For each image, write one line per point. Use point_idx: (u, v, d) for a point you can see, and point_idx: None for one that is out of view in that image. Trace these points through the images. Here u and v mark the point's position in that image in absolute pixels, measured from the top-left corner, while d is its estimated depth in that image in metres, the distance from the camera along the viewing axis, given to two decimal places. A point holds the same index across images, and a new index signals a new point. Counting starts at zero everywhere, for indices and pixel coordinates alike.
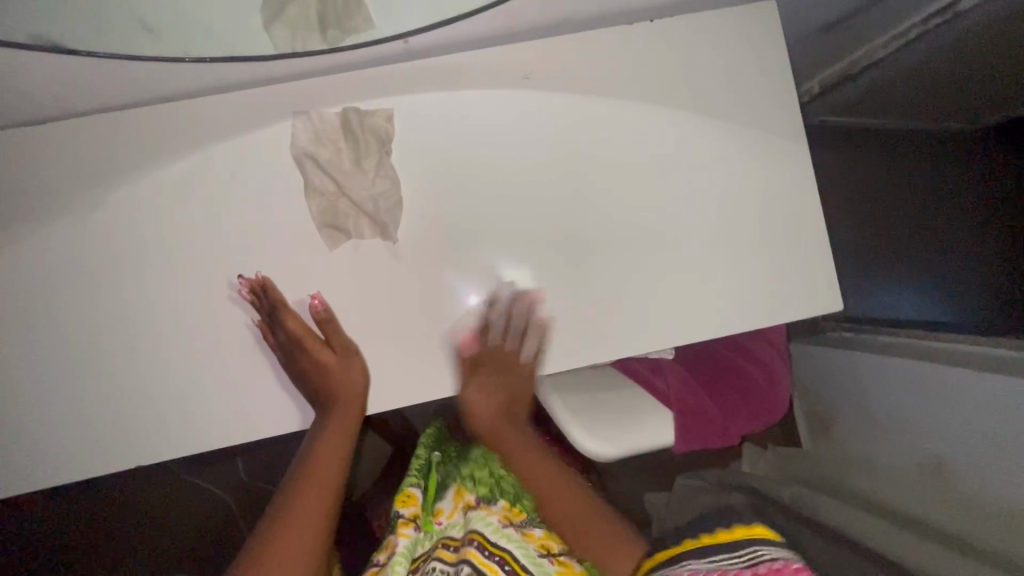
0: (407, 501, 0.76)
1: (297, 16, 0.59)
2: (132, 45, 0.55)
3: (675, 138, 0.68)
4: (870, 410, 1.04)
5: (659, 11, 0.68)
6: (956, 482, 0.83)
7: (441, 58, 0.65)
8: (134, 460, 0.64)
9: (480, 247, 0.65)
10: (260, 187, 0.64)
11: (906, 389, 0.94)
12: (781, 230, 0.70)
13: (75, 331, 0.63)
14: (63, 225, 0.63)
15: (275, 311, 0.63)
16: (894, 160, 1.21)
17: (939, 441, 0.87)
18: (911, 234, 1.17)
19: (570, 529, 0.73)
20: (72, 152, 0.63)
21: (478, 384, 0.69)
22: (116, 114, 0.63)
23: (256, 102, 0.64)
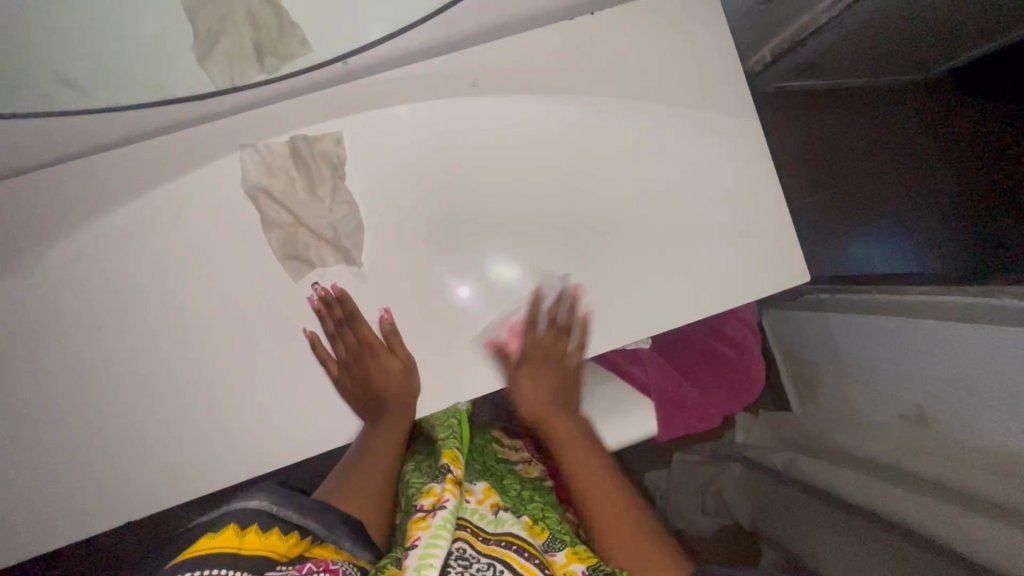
0: (428, 493, 0.59)
1: (233, 48, 0.57)
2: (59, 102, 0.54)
3: (629, 131, 0.68)
4: (853, 367, 1.06)
5: (598, 3, 0.67)
6: (936, 429, 0.86)
7: (383, 75, 0.64)
8: (124, 513, 0.63)
9: (467, 244, 0.65)
10: (215, 227, 0.63)
11: (885, 345, 0.96)
12: (742, 209, 0.70)
13: (46, 393, 0.62)
14: (13, 287, 0.62)
15: (354, 316, 0.64)
16: (851, 119, 1.22)
17: (917, 390, 0.90)
18: (875, 190, 1.20)
19: (613, 533, 0.62)
20: (13, 212, 0.62)
21: (524, 383, 0.70)
22: (54, 169, 0.62)
23: (200, 140, 0.62)
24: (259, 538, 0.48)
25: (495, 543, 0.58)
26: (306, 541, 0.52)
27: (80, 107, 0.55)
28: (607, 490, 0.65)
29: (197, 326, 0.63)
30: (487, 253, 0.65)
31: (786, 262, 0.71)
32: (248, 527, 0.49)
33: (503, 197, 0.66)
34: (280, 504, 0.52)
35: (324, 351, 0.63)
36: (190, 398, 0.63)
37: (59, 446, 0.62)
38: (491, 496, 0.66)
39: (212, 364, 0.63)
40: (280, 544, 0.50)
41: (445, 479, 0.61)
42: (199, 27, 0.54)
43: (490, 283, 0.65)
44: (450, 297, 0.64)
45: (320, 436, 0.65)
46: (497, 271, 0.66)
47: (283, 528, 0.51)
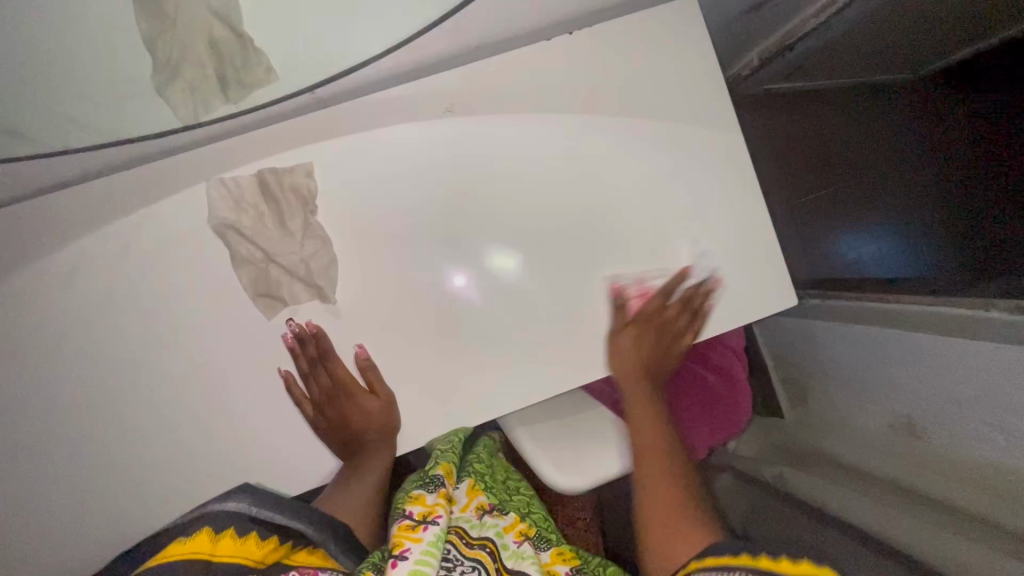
0: (417, 500, 0.56)
1: (195, 77, 0.55)
2: None
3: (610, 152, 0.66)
4: (838, 372, 1.03)
5: (576, 22, 0.65)
6: (923, 441, 0.83)
7: (355, 102, 0.62)
8: (92, 564, 0.61)
9: (473, 237, 0.63)
10: (180, 264, 0.60)
11: (871, 353, 0.93)
12: (729, 233, 0.68)
13: (6, 443, 0.60)
14: None
15: (329, 354, 0.61)
16: (840, 119, 1.19)
17: (906, 393, 0.85)
18: (866, 189, 1.17)
19: (662, 532, 0.55)
20: None
21: (623, 340, 0.65)
22: (8, 209, 0.59)
23: (162, 175, 0.60)
24: (234, 544, 0.46)
25: (478, 547, 0.56)
26: (285, 545, 0.50)
27: (31, 149, 0.54)
28: (651, 453, 0.62)
29: (163, 367, 0.60)
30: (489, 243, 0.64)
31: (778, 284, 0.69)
32: (222, 532, 0.46)
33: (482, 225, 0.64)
34: (260, 507, 0.50)
35: (298, 391, 0.60)
36: (158, 445, 0.60)
37: (24, 498, 0.60)
38: (477, 495, 0.64)
39: (179, 407, 0.60)
40: (255, 550, 0.47)
41: (436, 492, 0.57)
42: (159, 56, 0.54)
43: (491, 275, 0.63)
44: (450, 289, 0.62)
45: (293, 479, 0.62)
46: (496, 261, 0.64)
47: (260, 533, 0.48)
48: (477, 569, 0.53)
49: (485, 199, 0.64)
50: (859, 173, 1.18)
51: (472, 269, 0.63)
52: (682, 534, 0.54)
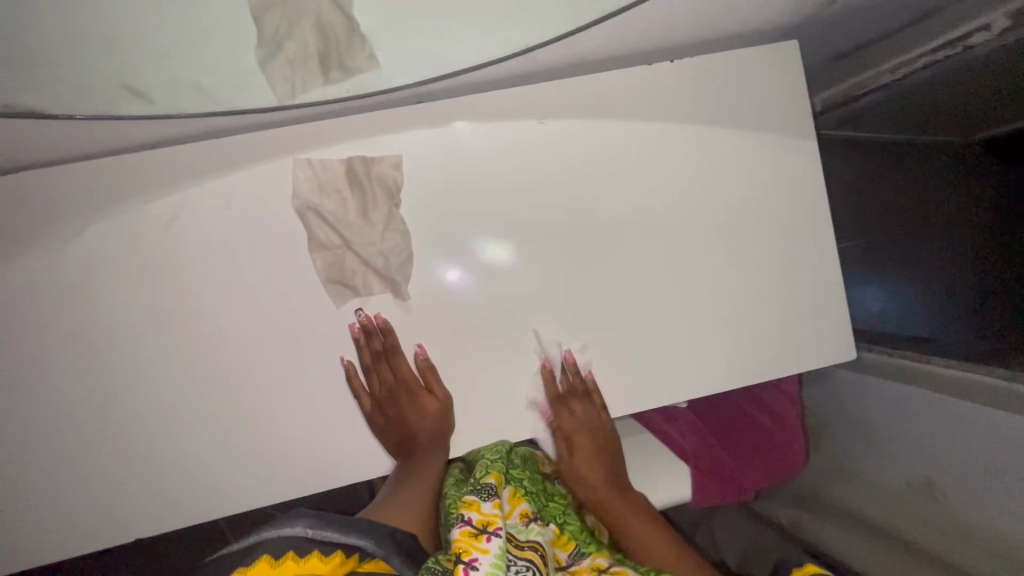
0: (472, 507, 0.57)
1: (297, 55, 0.53)
2: (111, 108, 0.50)
3: (693, 186, 0.66)
4: (865, 424, 0.88)
5: (677, 51, 0.66)
6: (951, 505, 0.73)
7: (450, 100, 0.61)
8: (120, 537, 0.59)
9: (463, 228, 0.61)
10: (258, 244, 0.58)
11: (904, 413, 0.81)
12: (800, 278, 0.69)
13: (51, 411, 0.57)
14: (20, 283, 0.56)
15: (394, 350, 0.60)
16: (895, 167, 1.10)
17: (930, 462, 0.76)
18: (907, 235, 1.05)
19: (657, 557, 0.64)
20: (29, 204, 0.56)
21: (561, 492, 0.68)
22: (81, 165, 0.56)
23: (246, 150, 0.58)
24: (299, 565, 0.44)
25: (528, 548, 0.59)
26: (352, 559, 0.48)
27: (136, 114, 0.51)
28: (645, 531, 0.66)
29: (226, 348, 0.58)
30: (499, 242, 0.62)
31: (816, 341, 0.69)
32: (283, 556, 0.44)
33: (555, 240, 0.63)
34: (316, 526, 0.48)
35: (358, 384, 0.60)
36: (212, 426, 0.59)
37: (63, 469, 0.57)
38: (519, 503, 0.65)
39: (238, 389, 0.59)
40: (323, 566, 0.45)
41: (491, 500, 0.59)
42: (265, 31, 0.51)
43: (481, 263, 0.62)
44: (445, 288, 0.61)
45: (347, 470, 0.61)
46: (488, 252, 0.62)
47: (324, 550, 0.47)
48: (531, 569, 0.56)
49: (561, 215, 0.63)
50: (901, 217, 1.06)
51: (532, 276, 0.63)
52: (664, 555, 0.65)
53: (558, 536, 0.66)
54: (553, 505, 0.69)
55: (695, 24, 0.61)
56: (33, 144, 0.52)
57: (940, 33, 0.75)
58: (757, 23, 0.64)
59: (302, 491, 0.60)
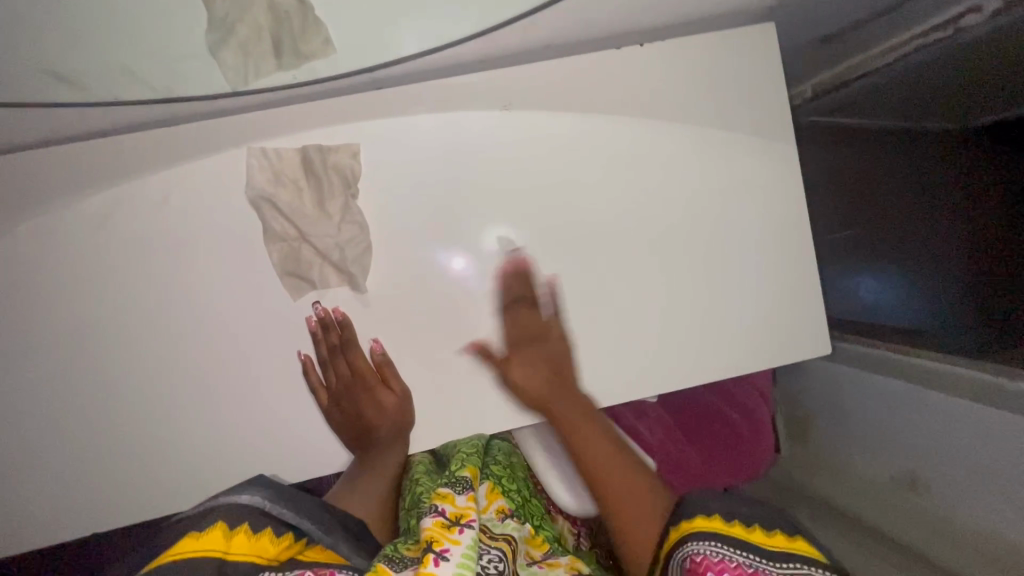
0: (446, 500, 0.56)
1: (248, 39, 0.51)
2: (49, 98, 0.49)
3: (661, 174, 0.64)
4: (845, 416, 0.87)
5: (647, 35, 0.63)
6: (931, 501, 0.71)
7: (407, 87, 0.59)
8: (74, 528, 0.58)
9: (458, 220, 0.60)
10: (211, 235, 0.57)
11: (884, 404, 0.79)
12: (773, 269, 0.67)
13: (3, 404, 0.57)
14: None
15: (351, 344, 0.59)
16: (887, 151, 1.06)
17: (913, 453, 0.74)
18: (896, 224, 1.02)
19: (622, 507, 0.57)
20: None
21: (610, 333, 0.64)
22: (25, 154, 0.55)
23: (196, 138, 0.56)
24: (249, 540, 0.45)
25: (501, 540, 0.58)
26: (302, 542, 0.48)
27: (74, 102, 0.50)
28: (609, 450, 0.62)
29: (182, 340, 0.58)
30: (460, 229, 0.60)
31: (788, 334, 0.68)
32: (237, 529, 0.45)
33: (516, 230, 0.62)
34: (273, 503, 0.48)
35: (315, 378, 0.59)
36: (166, 419, 0.58)
37: (15, 463, 0.57)
38: (496, 499, 0.65)
39: (193, 382, 0.58)
40: (272, 546, 0.45)
41: (466, 494, 0.57)
42: (215, 14, 0.49)
43: (486, 255, 0.61)
44: (439, 268, 0.60)
45: (306, 465, 0.60)
46: (496, 242, 0.61)
47: (276, 530, 0.47)
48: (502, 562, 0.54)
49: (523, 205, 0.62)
50: (891, 204, 1.03)
51: (490, 266, 0.61)
52: (648, 519, 0.56)
53: (534, 535, 0.64)
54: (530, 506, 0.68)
55: (665, 6, 0.59)
56: None
57: (927, 16, 0.72)
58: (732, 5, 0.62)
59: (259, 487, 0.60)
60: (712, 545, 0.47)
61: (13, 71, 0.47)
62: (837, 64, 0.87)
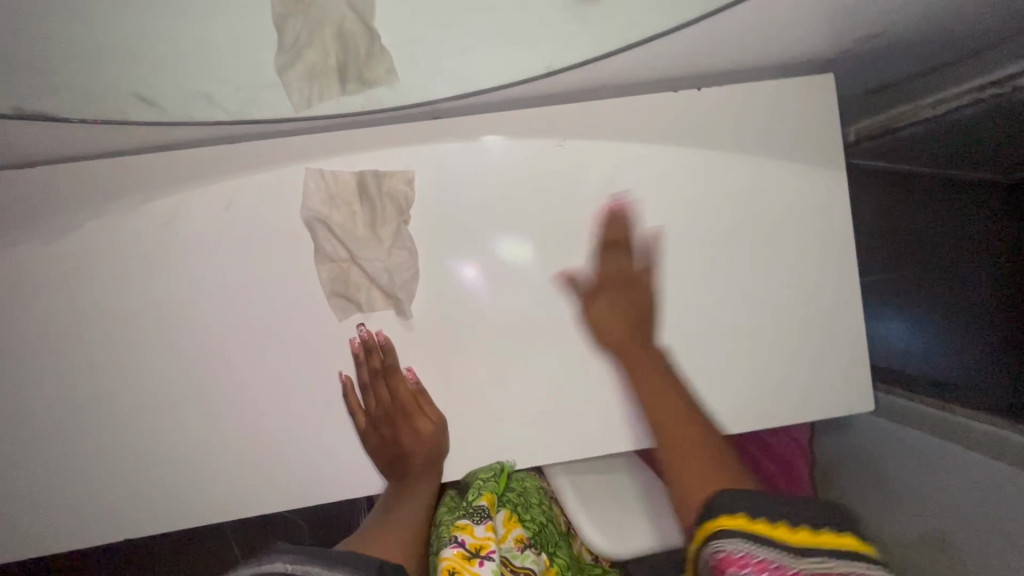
0: (466, 530, 0.61)
1: (317, 63, 0.52)
2: (127, 115, 0.50)
3: (721, 207, 0.63)
4: (879, 469, 0.82)
5: (706, 79, 0.64)
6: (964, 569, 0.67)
7: (465, 118, 0.60)
8: (108, 533, 0.59)
9: (484, 234, 0.60)
10: (264, 252, 0.58)
11: (915, 460, 0.77)
12: (819, 321, 0.66)
13: (52, 404, 0.57)
14: (28, 273, 0.56)
15: (393, 369, 0.59)
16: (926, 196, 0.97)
17: (944, 515, 0.70)
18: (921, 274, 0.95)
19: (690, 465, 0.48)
20: (41, 198, 0.56)
21: (599, 306, 0.61)
22: (94, 164, 0.56)
23: (257, 155, 0.57)
24: None
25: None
26: None
27: (149, 122, 0.51)
28: (679, 423, 0.52)
29: (227, 354, 0.58)
30: (484, 253, 0.60)
31: (830, 388, 0.66)
32: None
33: (548, 265, 0.61)
34: (299, 563, 0.45)
35: (355, 400, 0.59)
36: (207, 431, 0.58)
37: (59, 465, 0.58)
38: (514, 527, 0.65)
39: (236, 395, 0.58)
40: None
41: (484, 523, 0.61)
42: (286, 38, 0.51)
43: (496, 262, 0.60)
44: (453, 276, 0.60)
45: (337, 487, 0.60)
46: (507, 250, 0.60)
47: None
48: None
49: (553, 242, 0.61)
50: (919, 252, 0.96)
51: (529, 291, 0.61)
52: (701, 467, 0.47)
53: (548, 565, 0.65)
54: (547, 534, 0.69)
55: (727, 54, 0.59)
56: (49, 141, 0.53)
57: (985, 70, 0.69)
58: (793, 54, 0.62)
59: (290, 505, 0.60)
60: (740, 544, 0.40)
61: (97, 90, 0.48)
62: (885, 111, 0.85)
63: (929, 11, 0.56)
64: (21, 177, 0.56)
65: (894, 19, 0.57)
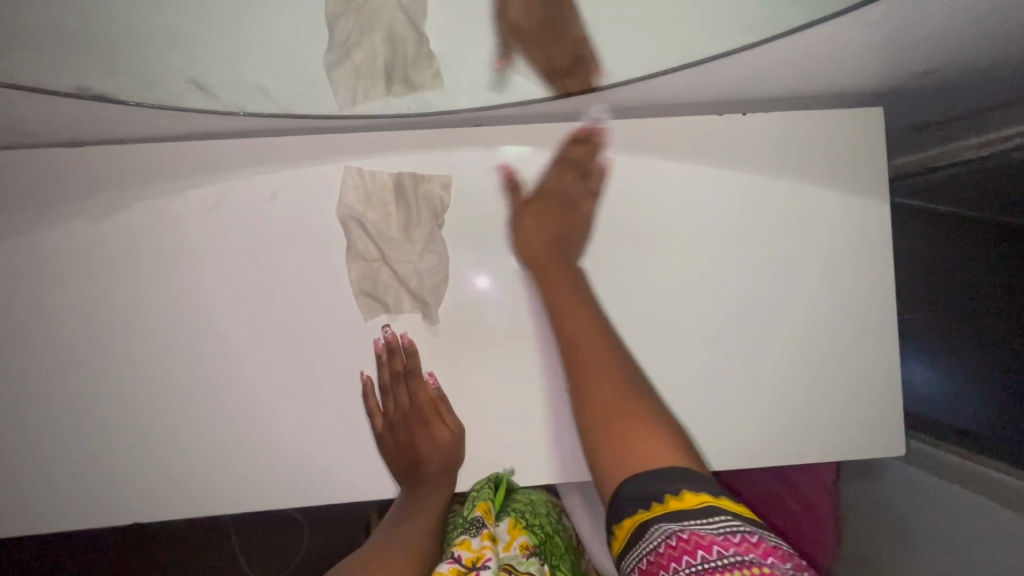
0: (463, 545, 0.60)
1: (364, 63, 0.52)
2: (177, 99, 0.51)
3: (773, 228, 0.63)
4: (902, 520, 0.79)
5: (752, 103, 0.63)
6: None
7: (507, 127, 0.60)
8: (117, 515, 0.59)
9: (506, 241, 0.60)
10: (298, 246, 0.58)
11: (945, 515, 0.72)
12: (852, 358, 0.64)
13: (76, 381, 0.58)
14: (62, 249, 0.57)
15: (414, 373, 0.59)
16: None
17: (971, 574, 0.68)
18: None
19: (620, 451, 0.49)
20: (83, 175, 0.57)
21: (523, 231, 0.60)
22: (139, 146, 0.57)
23: (300, 148, 0.58)
24: None
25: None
26: None
27: (197, 108, 0.52)
28: (603, 396, 0.53)
29: (253, 344, 0.58)
30: (504, 264, 0.59)
31: (860, 428, 0.64)
32: None
33: None
34: None
35: (373, 401, 0.59)
36: (225, 419, 0.58)
37: (76, 442, 0.58)
38: (520, 534, 0.64)
39: (257, 386, 0.58)
40: None
41: (480, 534, 0.61)
42: (337, 36, 0.50)
43: (514, 274, 0.60)
44: (467, 287, 0.59)
45: (347, 488, 0.59)
46: (522, 262, 0.60)
47: None
48: None
49: (570, 262, 0.60)
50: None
51: None
52: (639, 435, 0.50)
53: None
54: (551, 545, 0.67)
55: (776, 79, 0.58)
56: (98, 119, 0.53)
57: None
58: (845, 85, 0.61)
59: (299, 502, 0.59)
60: (662, 528, 0.41)
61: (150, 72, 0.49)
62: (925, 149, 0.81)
63: (990, 49, 0.55)
64: (69, 153, 0.56)
65: (952, 55, 0.56)
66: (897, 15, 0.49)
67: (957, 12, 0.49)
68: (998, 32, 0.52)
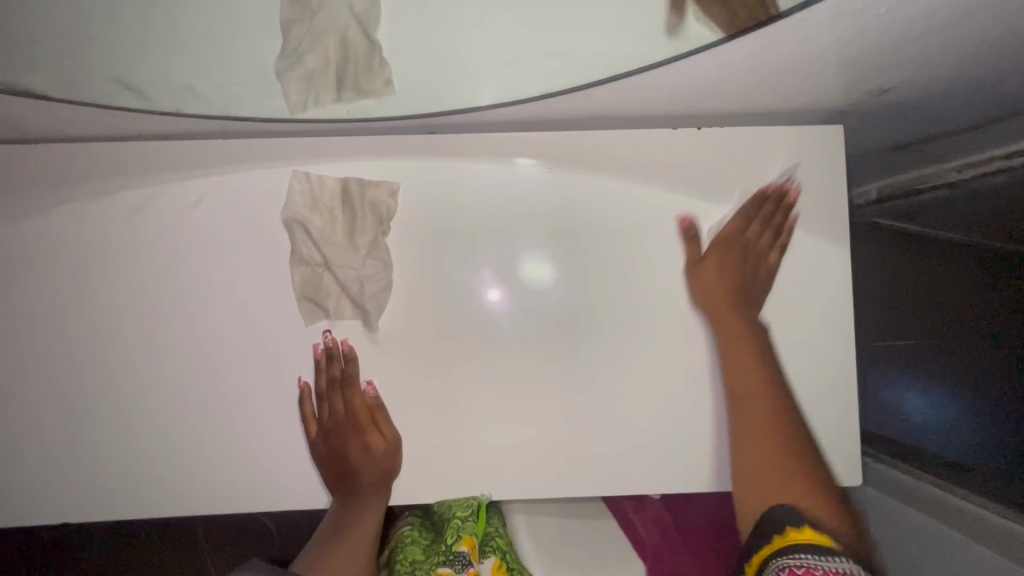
0: None
1: (315, 70, 0.53)
2: (110, 98, 0.52)
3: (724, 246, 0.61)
4: None
5: (707, 118, 0.62)
6: None
7: (460, 136, 0.59)
8: (38, 512, 0.58)
9: (478, 251, 0.59)
10: (240, 248, 0.58)
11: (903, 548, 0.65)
12: (805, 383, 0.61)
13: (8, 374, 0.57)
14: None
15: (351, 379, 0.58)
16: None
17: None
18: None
19: None
20: (26, 171, 0.57)
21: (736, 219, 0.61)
22: (81, 143, 0.58)
23: (243, 152, 0.58)
24: None
25: None
26: None
27: (133, 108, 0.53)
28: None
29: (189, 345, 0.58)
30: (508, 273, 0.59)
31: None
32: None
33: (520, 293, 0.59)
34: None
35: (307, 408, 0.58)
36: (153, 419, 0.58)
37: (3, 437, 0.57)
38: None
39: (189, 387, 0.58)
40: None
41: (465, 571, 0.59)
42: (290, 43, 0.52)
43: (523, 286, 0.59)
44: (479, 297, 0.59)
45: (273, 495, 0.58)
46: (532, 270, 0.59)
47: None
48: None
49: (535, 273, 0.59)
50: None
51: (517, 314, 0.59)
52: None
53: None
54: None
55: (725, 95, 0.58)
56: (40, 117, 0.55)
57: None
58: (800, 101, 0.60)
59: (222, 507, 0.58)
60: None
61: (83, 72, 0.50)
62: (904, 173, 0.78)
63: (946, 70, 0.53)
64: (14, 149, 0.57)
65: (903, 75, 0.55)
66: (835, 29, 0.48)
67: (893, 31, 0.48)
68: (945, 53, 0.51)
